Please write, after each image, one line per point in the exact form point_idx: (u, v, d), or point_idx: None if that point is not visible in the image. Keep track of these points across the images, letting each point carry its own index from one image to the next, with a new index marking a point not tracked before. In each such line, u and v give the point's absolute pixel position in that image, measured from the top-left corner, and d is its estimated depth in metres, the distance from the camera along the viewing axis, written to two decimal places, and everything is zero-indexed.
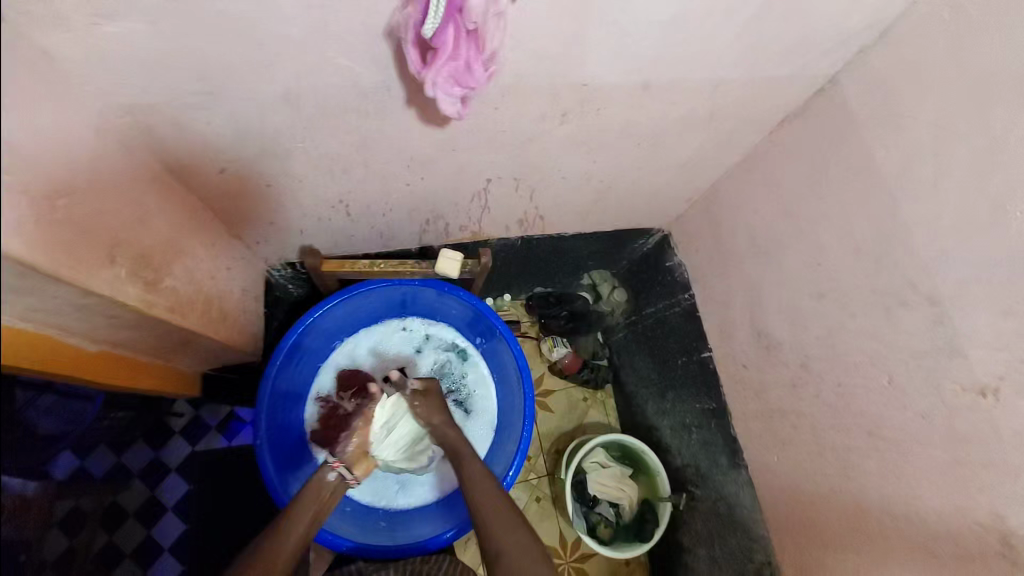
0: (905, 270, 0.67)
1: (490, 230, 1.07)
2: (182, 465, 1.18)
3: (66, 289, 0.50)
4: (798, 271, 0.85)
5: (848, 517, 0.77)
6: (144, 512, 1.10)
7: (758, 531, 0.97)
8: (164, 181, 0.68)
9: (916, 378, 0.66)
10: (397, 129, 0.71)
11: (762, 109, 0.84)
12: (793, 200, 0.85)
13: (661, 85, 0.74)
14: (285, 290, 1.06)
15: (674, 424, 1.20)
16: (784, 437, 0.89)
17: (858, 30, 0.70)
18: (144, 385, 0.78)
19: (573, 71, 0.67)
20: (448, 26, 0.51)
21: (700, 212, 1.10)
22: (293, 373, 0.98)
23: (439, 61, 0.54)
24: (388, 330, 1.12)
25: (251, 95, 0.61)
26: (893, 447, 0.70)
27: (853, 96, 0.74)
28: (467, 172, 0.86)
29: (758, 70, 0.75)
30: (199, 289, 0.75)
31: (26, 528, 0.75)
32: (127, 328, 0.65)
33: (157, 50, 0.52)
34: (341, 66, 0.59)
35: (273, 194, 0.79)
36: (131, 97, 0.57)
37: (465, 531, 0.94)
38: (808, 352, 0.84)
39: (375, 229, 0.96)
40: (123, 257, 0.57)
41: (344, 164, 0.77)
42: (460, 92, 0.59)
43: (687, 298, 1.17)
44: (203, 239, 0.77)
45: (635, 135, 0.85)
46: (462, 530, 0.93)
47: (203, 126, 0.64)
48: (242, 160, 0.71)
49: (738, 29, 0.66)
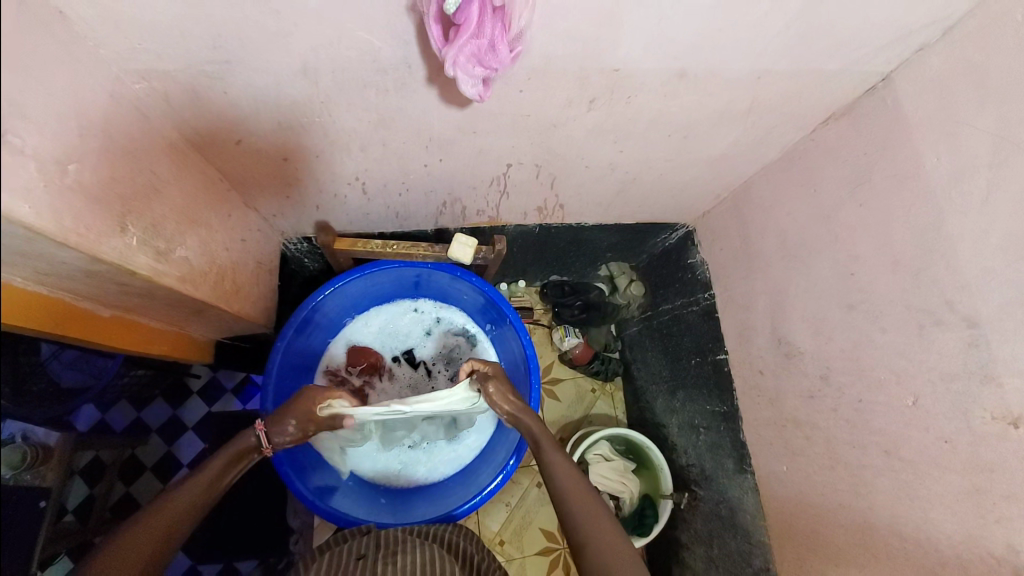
0: (942, 287, 0.63)
1: (508, 216, 1.05)
2: (198, 424, 1.20)
3: (72, 254, 0.49)
4: (828, 280, 0.81)
5: (853, 535, 0.75)
6: (160, 467, 1.15)
7: (758, 537, 0.95)
8: (180, 149, 0.68)
9: (943, 402, 0.63)
10: (417, 108, 0.68)
11: (805, 105, 0.78)
12: (829, 205, 0.80)
13: (698, 74, 0.69)
14: (300, 264, 1.06)
15: (682, 423, 1.19)
16: (795, 448, 0.87)
17: (921, 25, 0.64)
18: (160, 349, 0.81)
19: (605, 54, 0.63)
20: (473, 1, 0.48)
21: (728, 210, 1.06)
22: (303, 346, 0.99)
23: (462, 39, 0.51)
24: (400, 309, 1.12)
25: (267, 65, 0.59)
26: (908, 470, 0.67)
27: (907, 99, 0.69)
28: (487, 155, 0.83)
29: (804, 63, 0.70)
30: (214, 259, 0.76)
31: (47, 477, 0.79)
32: (138, 294, 0.66)
33: (170, 15, 0.51)
34: (360, 40, 0.56)
35: (290, 169, 0.78)
36: (147, 64, 0.57)
37: (467, 511, 0.94)
38: (830, 365, 0.80)
39: (392, 208, 0.94)
40: (134, 225, 0.57)
41: (362, 142, 0.75)
42: (482, 73, 0.56)
43: (706, 297, 1.13)
44: (220, 210, 0.77)
45: (666, 126, 0.81)
46: (464, 511, 0.93)
47: (219, 95, 0.63)
48: (259, 132, 0.70)
49: (786, 18, 0.61)
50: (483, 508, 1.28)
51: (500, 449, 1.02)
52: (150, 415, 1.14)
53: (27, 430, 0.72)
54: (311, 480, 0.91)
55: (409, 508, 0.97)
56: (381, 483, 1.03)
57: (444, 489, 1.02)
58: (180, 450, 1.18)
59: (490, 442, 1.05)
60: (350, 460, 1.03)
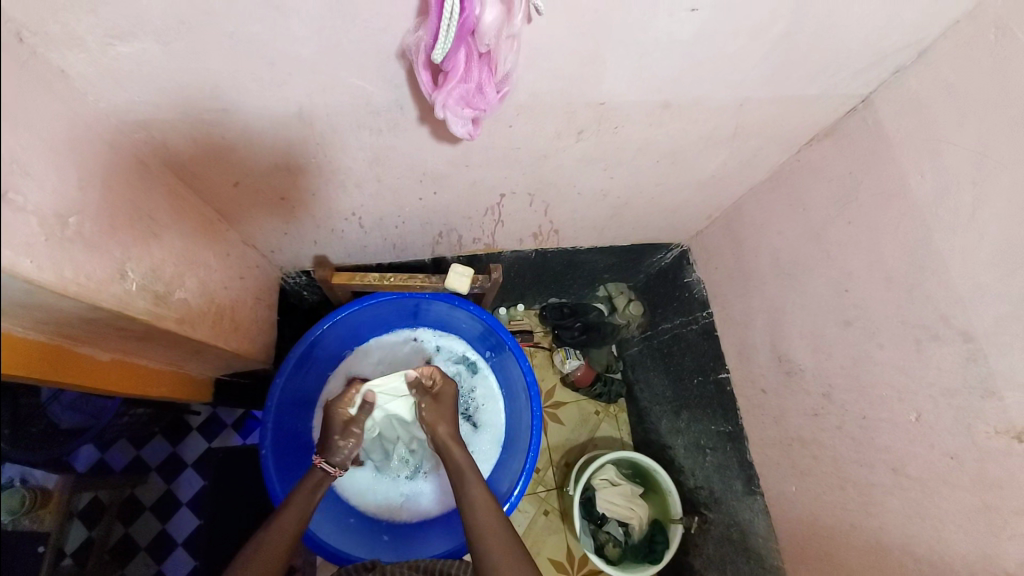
0: (936, 302, 0.64)
1: (504, 243, 1.06)
2: (198, 460, 1.18)
3: (72, 303, 0.50)
4: (823, 297, 0.81)
5: (867, 556, 0.73)
6: (160, 505, 1.14)
7: (772, 562, 0.93)
8: (179, 193, 0.69)
9: (947, 417, 0.63)
10: (410, 145, 0.70)
11: (789, 127, 0.80)
12: (819, 223, 0.81)
13: (682, 104, 0.71)
14: (299, 297, 1.07)
15: (688, 444, 1.17)
16: (803, 468, 0.86)
17: (895, 49, 0.66)
18: (160, 391, 0.81)
19: (590, 89, 0.65)
20: (460, 49, 0.50)
21: (721, 229, 1.07)
22: (303, 380, 0.99)
23: (451, 83, 0.53)
24: (399, 339, 1.12)
25: (263, 111, 0.61)
26: (918, 487, 0.66)
27: (888, 119, 0.71)
28: (480, 187, 0.84)
29: (785, 89, 0.72)
30: (212, 298, 0.76)
31: (44, 520, 0.78)
32: (137, 337, 0.66)
33: (168, 69, 0.53)
34: (353, 86, 0.58)
35: (287, 208, 0.80)
36: (146, 115, 0.58)
37: None
38: (831, 382, 0.80)
39: (388, 240, 0.95)
40: (133, 270, 0.58)
41: (357, 179, 0.76)
42: (471, 113, 0.58)
43: (704, 316, 1.13)
44: (218, 249, 0.78)
45: (654, 152, 0.82)
46: None
47: (216, 141, 0.64)
48: (255, 174, 0.71)
49: (764, 48, 0.63)
50: None
51: (503, 480, 1.01)
52: (148, 451, 1.15)
53: (23, 473, 0.72)
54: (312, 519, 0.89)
55: (411, 544, 0.96)
56: (383, 518, 1.01)
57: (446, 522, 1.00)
58: (180, 489, 1.16)
59: (494, 473, 1.04)
60: (351, 495, 1.01)
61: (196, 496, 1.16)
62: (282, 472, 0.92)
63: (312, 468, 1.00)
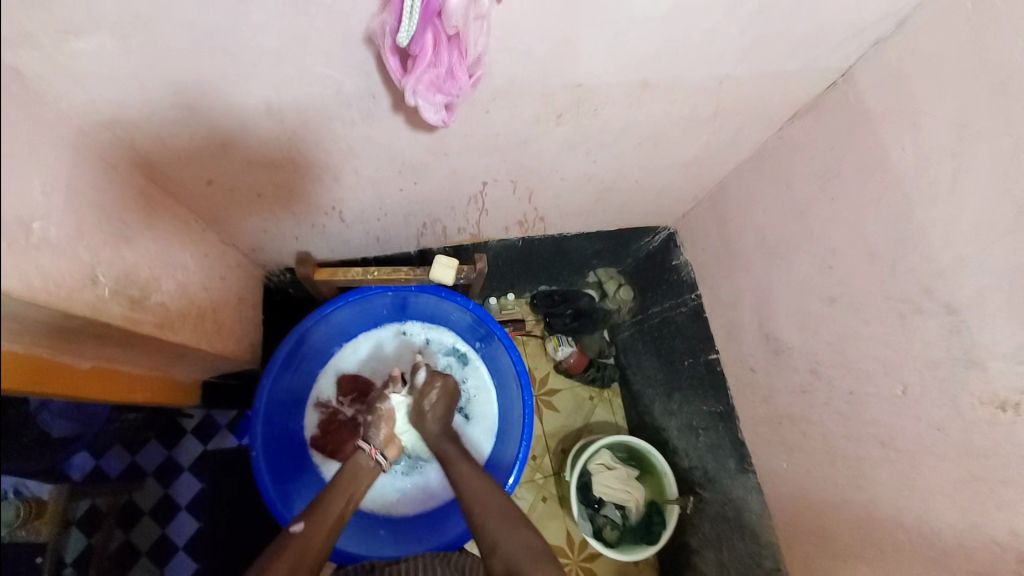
0: (919, 275, 0.64)
1: (489, 232, 1.05)
2: (194, 464, 1.17)
3: (41, 312, 0.48)
4: (808, 274, 0.81)
5: (858, 529, 0.74)
6: (159, 510, 1.12)
7: (767, 537, 0.95)
8: (152, 195, 0.68)
9: (931, 389, 0.63)
10: (387, 135, 0.69)
11: (770, 104, 0.79)
12: (803, 200, 0.81)
13: (661, 83, 0.70)
14: (285, 295, 1.05)
15: (681, 425, 1.18)
16: (793, 444, 0.87)
17: (874, 20, 0.65)
18: (142, 398, 0.79)
19: (568, 70, 0.63)
20: (427, 32, 0.49)
21: (707, 210, 1.06)
22: (291, 380, 0.98)
23: (420, 69, 0.52)
24: (388, 334, 1.10)
25: (231, 105, 0.59)
26: (905, 459, 0.67)
27: (868, 91, 0.70)
28: (462, 176, 0.83)
29: (765, 65, 0.71)
30: (192, 301, 0.75)
31: (41, 531, 0.79)
32: (117, 344, 0.65)
33: (127, 64, 0.51)
34: (322, 75, 0.56)
35: (264, 205, 0.78)
36: (110, 115, 0.57)
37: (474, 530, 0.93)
38: (818, 359, 0.80)
39: (371, 234, 0.94)
40: (106, 276, 0.56)
41: (334, 172, 0.75)
42: (443, 99, 0.57)
43: (694, 297, 1.13)
44: (195, 250, 0.77)
45: (636, 134, 0.81)
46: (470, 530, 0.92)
47: (185, 139, 0.62)
48: (228, 171, 0.69)
49: (742, 22, 0.62)
50: None
51: (498, 469, 1.02)
52: (144, 456, 1.12)
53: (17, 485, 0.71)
54: None
55: (410, 538, 0.96)
56: (380, 513, 1.00)
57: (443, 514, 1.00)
58: (177, 494, 1.14)
59: (490, 463, 1.04)
60: None
61: (195, 500, 1.15)
62: (275, 471, 0.92)
63: (308, 467, 1.00)
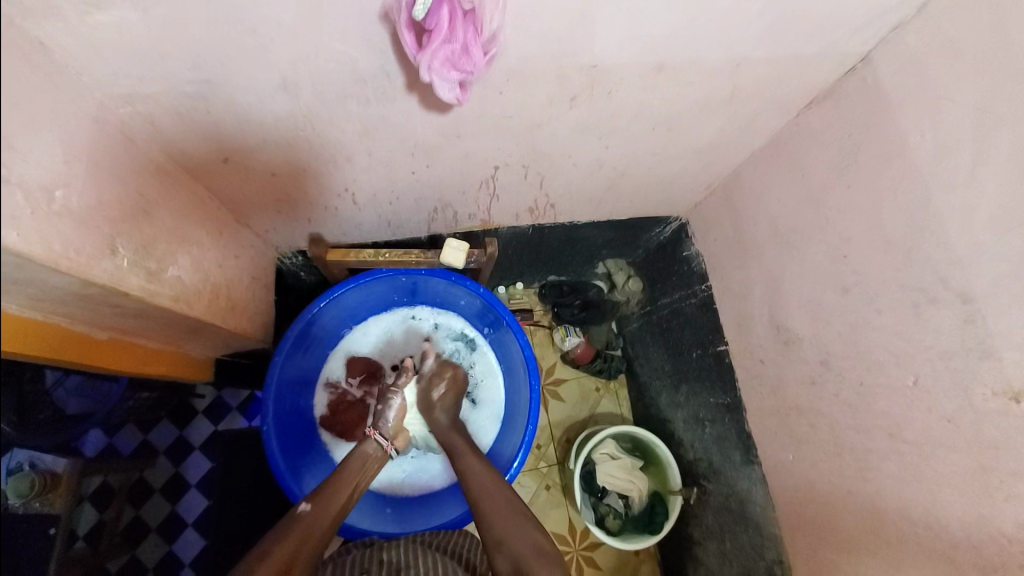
0: (935, 265, 0.63)
1: (499, 219, 1.05)
2: (205, 444, 1.18)
3: (63, 278, 0.50)
4: (821, 264, 0.80)
5: (863, 519, 0.74)
6: (169, 488, 1.15)
7: (770, 530, 0.95)
8: (170, 171, 0.69)
9: (943, 380, 0.63)
10: (400, 115, 0.69)
11: (787, 89, 0.78)
12: (818, 189, 0.80)
13: (676, 66, 0.70)
14: (296, 277, 1.06)
15: (687, 417, 1.18)
16: (800, 437, 0.86)
17: (895, 4, 0.64)
18: (160, 370, 0.81)
19: (583, 51, 0.63)
20: (442, 6, 0.49)
21: (720, 200, 1.06)
22: (302, 360, 0.99)
23: (435, 43, 0.52)
24: (397, 318, 1.11)
25: (247, 82, 0.59)
26: (913, 452, 0.67)
27: (888, 76, 0.69)
28: (474, 159, 0.83)
29: (783, 48, 0.70)
30: (207, 277, 0.76)
31: (55, 503, 0.81)
32: (133, 317, 0.67)
33: (147, 38, 0.51)
34: (337, 51, 0.57)
35: (278, 184, 0.79)
36: (130, 89, 0.58)
37: None
38: (828, 349, 0.80)
39: (382, 217, 0.95)
40: (124, 248, 0.58)
41: (347, 152, 0.75)
42: (458, 77, 0.57)
43: (703, 289, 1.13)
44: (211, 228, 0.78)
45: (649, 119, 0.81)
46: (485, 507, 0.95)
47: (202, 114, 0.63)
48: (244, 149, 0.70)
49: (760, 4, 0.61)
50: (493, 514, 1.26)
51: (503, 451, 1.04)
52: (156, 436, 1.15)
53: (32, 459, 0.76)
54: None
55: (413, 517, 0.98)
56: (386, 492, 1.02)
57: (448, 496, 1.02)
58: (188, 472, 1.16)
59: (496, 446, 1.05)
60: None
61: (205, 478, 1.17)
62: (285, 449, 0.93)
63: (316, 447, 1.02)
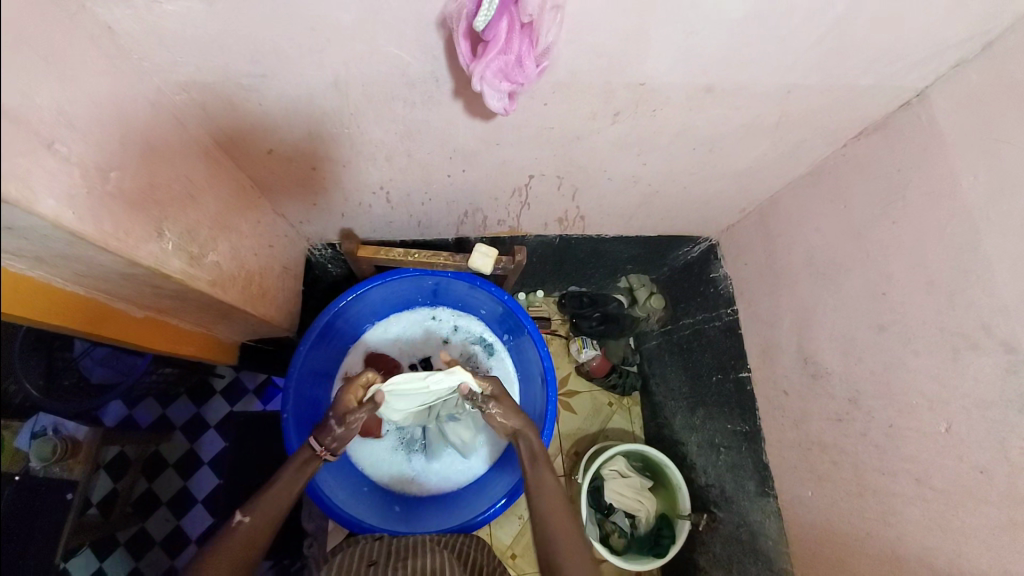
0: (979, 310, 0.61)
1: (528, 227, 1.05)
2: (220, 424, 1.20)
3: (111, 258, 0.51)
4: (858, 299, 0.78)
5: (881, 565, 0.72)
6: (182, 463, 1.17)
7: (781, 564, 0.92)
8: (216, 158, 0.71)
9: (981, 430, 0.60)
10: (443, 120, 0.69)
11: (836, 118, 0.77)
12: (860, 222, 0.78)
13: (725, 89, 0.69)
14: (324, 269, 1.08)
15: (702, 441, 1.16)
16: (822, 473, 0.84)
17: (957, 40, 0.62)
18: (189, 350, 0.83)
19: (632, 68, 0.63)
20: (502, 18, 0.49)
21: (755, 224, 1.04)
22: (324, 351, 1.00)
23: (490, 54, 0.52)
24: (418, 318, 1.12)
25: (298, 77, 0.60)
26: (942, 500, 0.64)
27: (942, 114, 0.68)
28: (509, 168, 0.84)
29: (835, 76, 0.68)
30: (242, 264, 0.77)
31: (73, 469, 0.82)
32: (169, 299, 0.68)
33: (209, 31, 0.53)
34: (390, 54, 0.58)
35: (318, 178, 0.80)
36: (186, 78, 0.59)
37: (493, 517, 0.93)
38: (859, 387, 0.77)
39: (413, 217, 0.96)
40: (170, 232, 0.59)
41: (388, 152, 0.76)
42: (508, 87, 0.57)
43: (729, 313, 1.11)
44: (249, 217, 0.79)
45: (691, 140, 0.80)
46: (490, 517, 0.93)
47: (254, 105, 0.65)
48: (288, 143, 0.72)
49: (817, 33, 0.60)
50: (496, 519, 1.27)
51: None
52: (174, 412, 1.17)
53: (56, 424, 0.78)
54: (328, 485, 0.91)
55: (421, 517, 0.98)
56: (395, 489, 1.03)
57: (454, 500, 1.02)
58: (202, 449, 1.19)
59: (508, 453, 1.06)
60: (365, 466, 1.04)
61: (217, 457, 1.19)
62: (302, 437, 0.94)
63: None
